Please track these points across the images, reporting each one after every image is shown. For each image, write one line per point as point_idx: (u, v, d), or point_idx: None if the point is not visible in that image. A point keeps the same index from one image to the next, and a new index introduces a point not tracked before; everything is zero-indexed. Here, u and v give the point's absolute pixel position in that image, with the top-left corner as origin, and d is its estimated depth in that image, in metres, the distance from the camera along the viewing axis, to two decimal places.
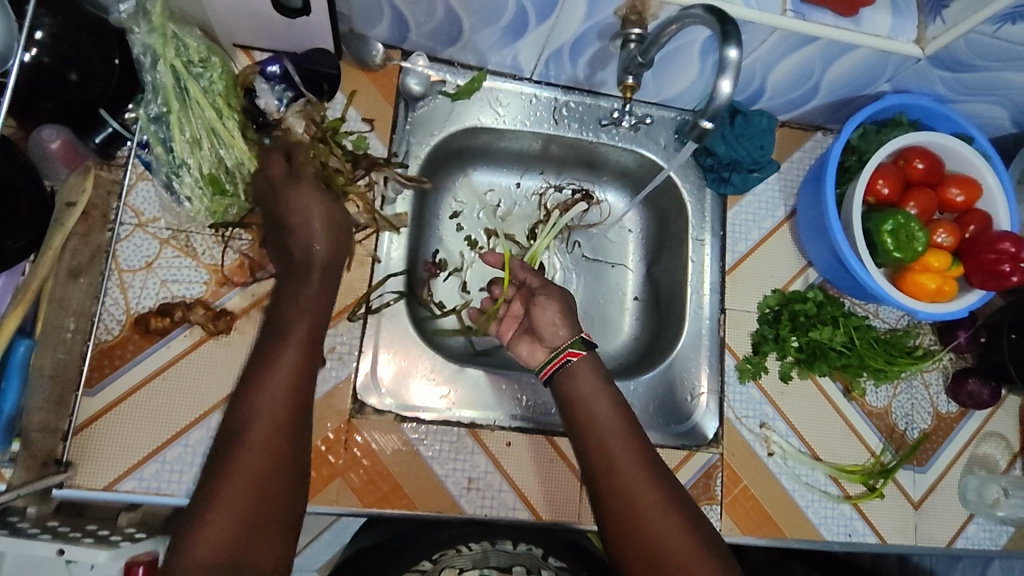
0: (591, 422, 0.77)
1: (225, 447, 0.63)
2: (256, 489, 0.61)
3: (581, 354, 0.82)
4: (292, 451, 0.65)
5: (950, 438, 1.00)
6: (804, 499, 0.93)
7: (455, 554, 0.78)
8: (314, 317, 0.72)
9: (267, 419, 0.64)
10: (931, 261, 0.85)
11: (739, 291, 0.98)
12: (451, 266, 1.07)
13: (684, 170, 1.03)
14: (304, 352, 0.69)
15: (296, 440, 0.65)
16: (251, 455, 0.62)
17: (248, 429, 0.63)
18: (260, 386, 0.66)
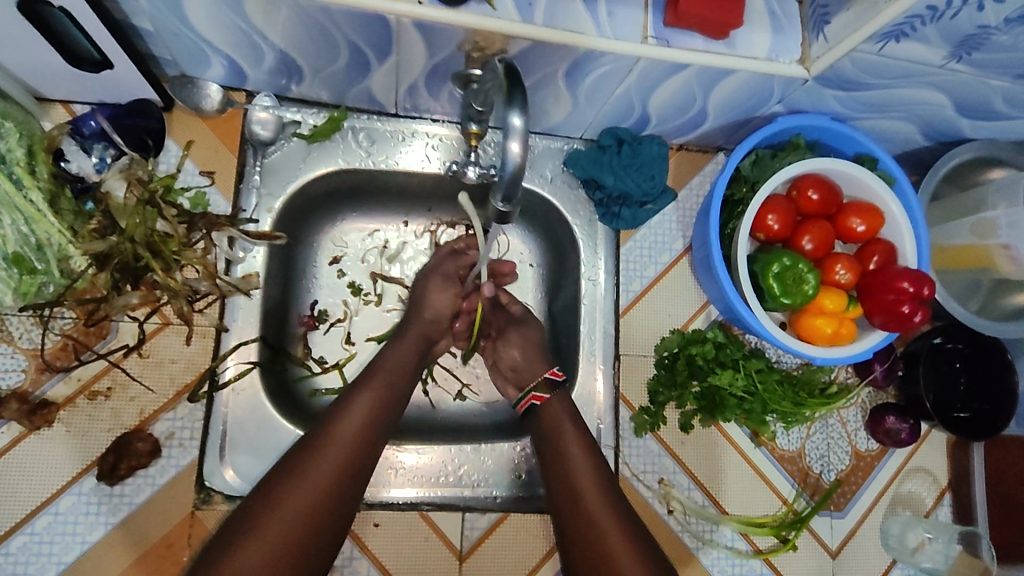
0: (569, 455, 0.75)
1: (280, 474, 0.64)
2: (304, 518, 0.61)
3: (545, 397, 0.81)
4: (350, 487, 0.65)
5: (869, 479, 0.92)
6: (709, 558, 0.87)
7: None
8: (396, 372, 0.76)
9: (335, 451, 0.65)
10: (825, 303, 0.78)
11: (634, 333, 0.92)
12: (332, 317, 0.95)
13: (575, 203, 0.94)
14: (381, 400, 0.71)
15: (356, 477, 0.66)
16: (310, 483, 0.63)
17: (313, 457, 0.64)
18: (333, 421, 0.68)
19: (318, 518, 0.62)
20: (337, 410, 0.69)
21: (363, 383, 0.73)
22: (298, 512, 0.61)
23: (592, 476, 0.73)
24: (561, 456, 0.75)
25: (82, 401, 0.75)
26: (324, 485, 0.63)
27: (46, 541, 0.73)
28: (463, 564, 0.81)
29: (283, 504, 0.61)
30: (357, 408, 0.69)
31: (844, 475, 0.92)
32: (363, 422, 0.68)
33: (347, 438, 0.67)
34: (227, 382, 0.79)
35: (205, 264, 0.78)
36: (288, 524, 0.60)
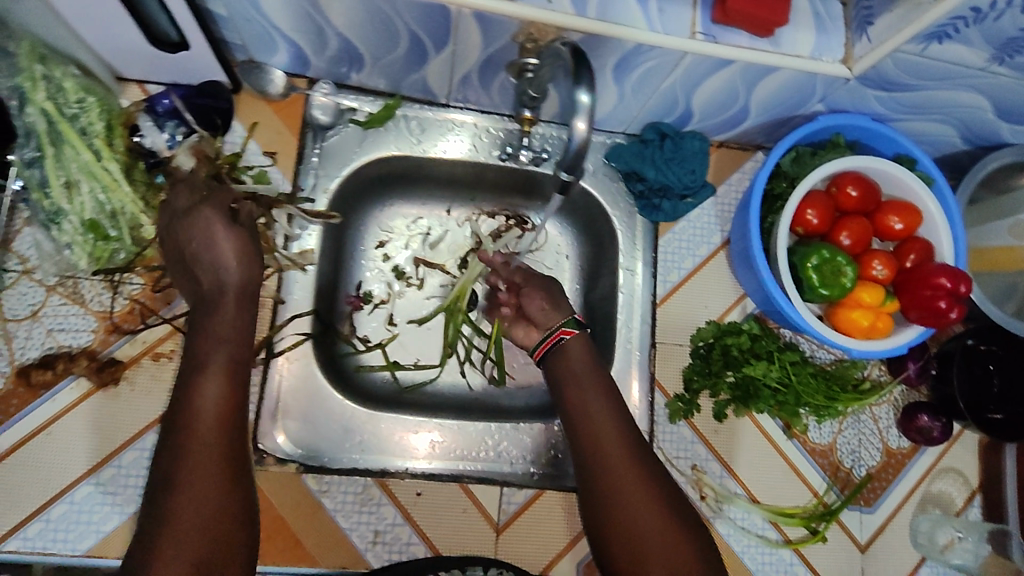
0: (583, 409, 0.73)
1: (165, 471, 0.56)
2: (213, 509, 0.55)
3: (573, 333, 0.79)
4: (238, 456, 0.59)
5: (901, 476, 0.93)
6: (739, 545, 0.88)
7: None
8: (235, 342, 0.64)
9: (205, 441, 0.58)
10: (863, 296, 0.79)
11: (670, 324, 0.94)
12: (377, 299, 1.00)
13: (615, 195, 0.97)
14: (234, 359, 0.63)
15: (239, 449, 0.60)
16: (194, 481, 0.55)
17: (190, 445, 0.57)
18: (189, 422, 0.58)
19: (226, 498, 0.56)
20: (188, 386, 0.61)
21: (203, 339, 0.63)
22: (195, 538, 0.54)
23: (620, 447, 0.70)
24: (580, 422, 0.72)
25: (146, 362, 0.79)
26: (212, 466, 0.57)
27: (109, 492, 0.77)
28: (500, 536, 0.84)
29: (179, 503, 0.54)
30: (208, 411, 0.59)
31: (875, 471, 0.93)
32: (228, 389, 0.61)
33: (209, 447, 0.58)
34: (281, 352, 0.83)
35: (266, 239, 0.83)
36: (200, 517, 0.54)
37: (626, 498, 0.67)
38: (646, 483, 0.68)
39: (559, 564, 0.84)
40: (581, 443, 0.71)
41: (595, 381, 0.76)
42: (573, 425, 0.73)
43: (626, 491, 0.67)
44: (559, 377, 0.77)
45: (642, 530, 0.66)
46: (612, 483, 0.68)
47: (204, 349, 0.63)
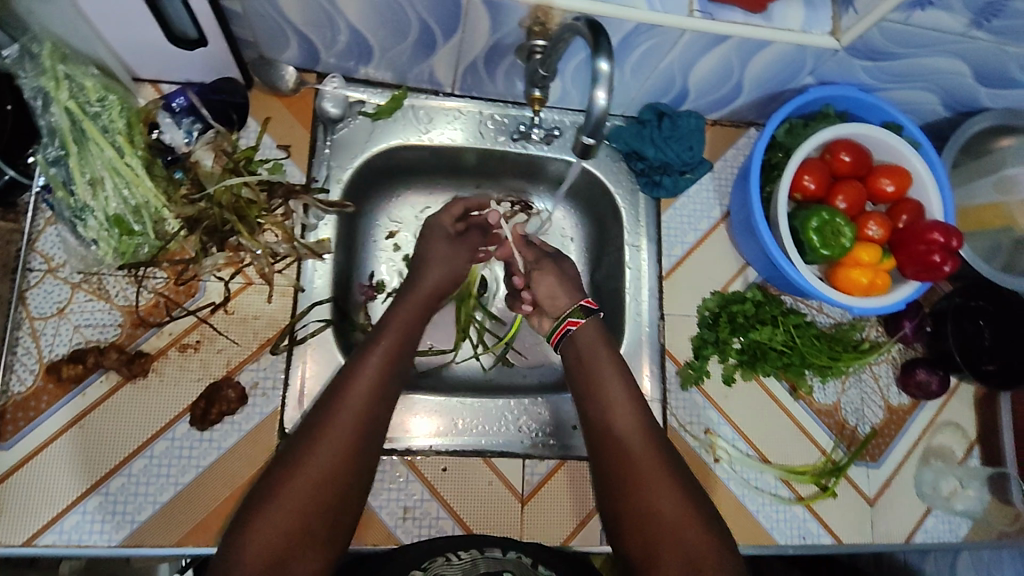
0: (593, 383, 0.80)
1: (298, 442, 0.66)
2: (319, 490, 0.63)
3: (581, 322, 0.85)
4: (366, 450, 0.68)
5: (903, 431, 0.97)
6: (754, 504, 0.91)
7: (444, 562, 0.70)
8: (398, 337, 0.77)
9: (348, 409, 0.68)
10: (861, 255, 0.83)
11: (677, 295, 0.97)
12: (389, 288, 1.02)
13: (617, 175, 1.00)
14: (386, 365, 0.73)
15: (371, 442, 0.68)
16: (330, 438, 0.66)
17: (325, 427, 0.67)
18: (343, 389, 0.70)
19: (351, 461, 0.66)
20: (350, 364, 0.73)
21: (370, 347, 0.75)
22: (311, 486, 0.63)
23: (634, 421, 0.76)
24: (605, 414, 0.77)
25: (173, 353, 0.81)
26: (339, 452, 0.65)
27: (142, 482, 0.78)
28: (525, 507, 0.86)
29: (295, 477, 0.63)
30: (360, 382, 0.71)
31: (879, 427, 0.97)
32: (371, 388, 0.70)
33: (354, 411, 0.68)
34: (304, 339, 0.84)
35: (284, 229, 0.85)
36: (315, 483, 0.63)
37: (643, 487, 0.70)
38: (665, 474, 0.71)
39: (583, 531, 0.86)
40: (600, 435, 0.76)
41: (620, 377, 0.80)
42: (596, 420, 0.78)
43: (646, 484, 0.70)
44: (571, 356, 0.84)
45: (658, 521, 0.68)
46: (632, 473, 0.71)
47: (367, 345, 0.76)
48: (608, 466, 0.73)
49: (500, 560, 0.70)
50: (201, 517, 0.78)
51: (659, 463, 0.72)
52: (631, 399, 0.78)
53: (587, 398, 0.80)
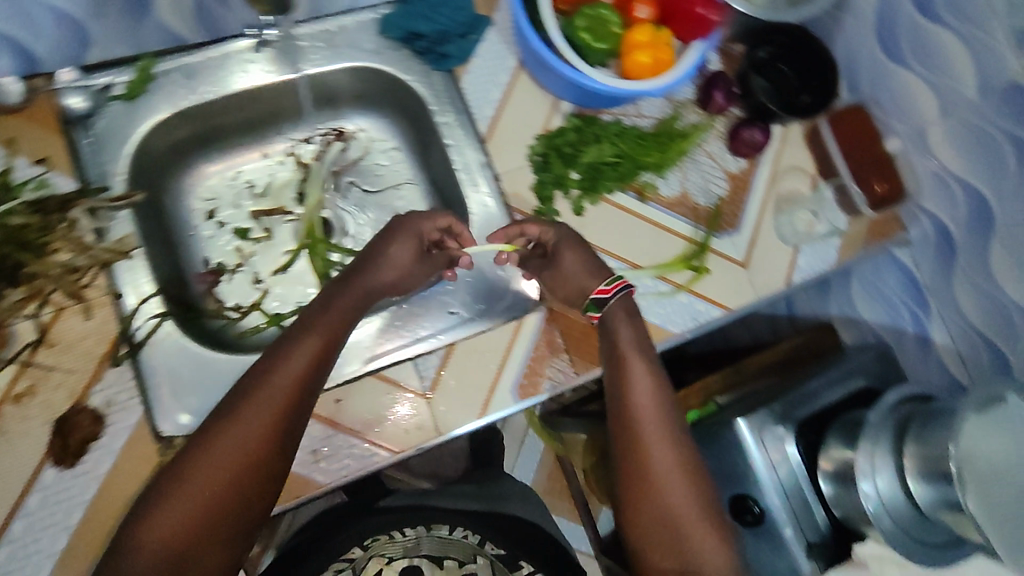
0: (623, 358, 0.83)
1: (221, 417, 0.72)
2: (237, 466, 0.70)
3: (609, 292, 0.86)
4: (292, 424, 0.73)
5: (750, 191, 1.02)
6: (642, 308, 0.94)
7: (387, 541, 1.01)
8: (331, 323, 0.79)
9: (266, 399, 0.72)
10: (638, 37, 0.84)
11: (504, 151, 0.96)
12: (231, 266, 0.99)
13: (405, 63, 0.97)
14: (317, 357, 0.76)
15: (297, 415, 0.74)
16: (241, 425, 0.71)
17: (243, 406, 0.72)
18: (266, 376, 0.74)
19: (264, 444, 0.71)
20: (290, 337, 0.77)
21: (300, 338, 0.77)
22: (216, 481, 0.69)
23: (654, 417, 0.83)
24: (629, 423, 0.83)
25: (9, 407, 0.75)
26: (266, 427, 0.71)
27: (30, 541, 0.73)
28: (431, 401, 0.86)
29: (218, 450, 0.70)
30: (294, 359, 0.75)
31: (727, 196, 1.01)
32: (299, 371, 0.74)
33: (282, 387, 0.73)
34: (144, 339, 0.81)
35: (75, 240, 0.80)
36: (222, 469, 0.69)
37: (660, 512, 0.81)
38: (689, 479, 0.82)
39: (494, 399, 0.87)
40: (622, 426, 0.84)
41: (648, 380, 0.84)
42: (621, 425, 0.84)
43: (668, 513, 0.81)
44: (606, 342, 0.86)
45: (682, 537, 0.80)
46: (646, 487, 0.81)
47: (298, 332, 0.78)
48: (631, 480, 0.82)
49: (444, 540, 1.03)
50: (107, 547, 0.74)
51: (686, 490, 0.81)
52: (646, 370, 0.84)
53: (613, 381, 0.84)
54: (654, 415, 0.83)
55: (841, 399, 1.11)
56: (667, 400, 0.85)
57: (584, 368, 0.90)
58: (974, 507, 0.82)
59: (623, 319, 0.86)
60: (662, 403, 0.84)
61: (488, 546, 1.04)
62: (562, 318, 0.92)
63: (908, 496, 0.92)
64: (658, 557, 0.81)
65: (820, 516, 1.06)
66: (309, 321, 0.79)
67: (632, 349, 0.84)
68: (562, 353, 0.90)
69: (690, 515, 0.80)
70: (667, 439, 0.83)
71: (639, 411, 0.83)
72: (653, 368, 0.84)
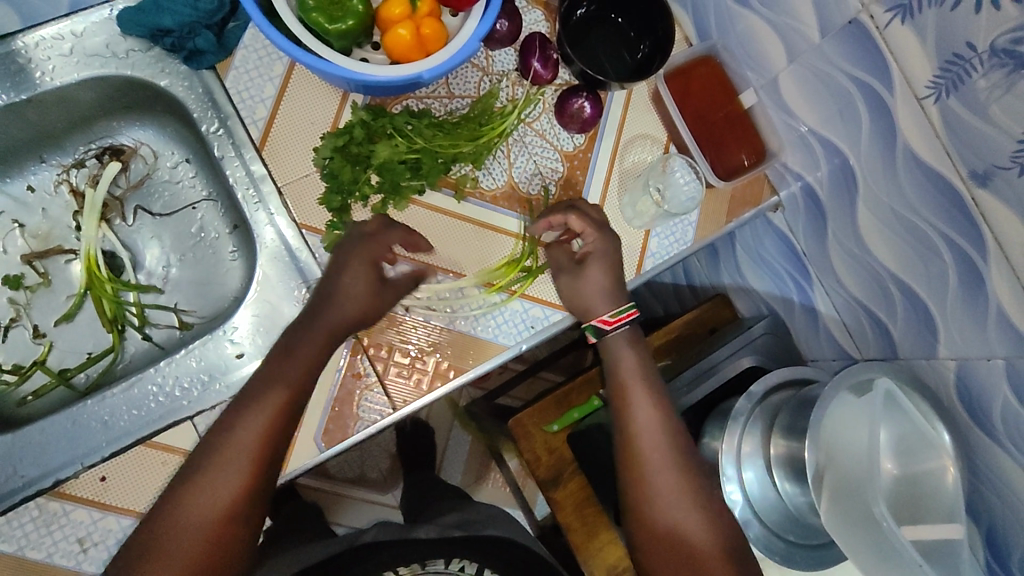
0: (623, 397, 0.80)
1: (194, 474, 0.67)
2: (206, 541, 0.65)
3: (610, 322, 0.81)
4: (249, 507, 0.68)
5: (590, 171, 0.89)
6: (466, 323, 0.82)
7: None
8: (303, 369, 0.72)
9: (229, 473, 0.67)
10: (392, 10, 0.69)
11: (284, 159, 0.81)
12: (5, 321, 0.87)
13: (158, 65, 0.82)
14: (275, 425, 0.69)
15: (257, 490, 0.68)
16: (198, 508, 0.65)
17: (215, 465, 0.67)
18: (228, 440, 0.68)
19: (218, 525, 0.66)
20: (244, 397, 0.71)
21: (255, 400, 0.70)
22: None
23: (662, 457, 0.77)
24: (634, 447, 0.78)
25: None
26: (233, 497, 0.67)
27: None
28: None
29: (194, 516, 0.65)
30: (250, 427, 0.68)
31: (563, 181, 0.88)
32: (260, 438, 0.68)
33: (245, 460, 0.68)
34: None
35: None
36: (183, 555, 0.65)
37: (659, 536, 0.76)
38: (691, 499, 0.76)
39: (295, 451, 0.77)
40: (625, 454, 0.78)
41: (649, 412, 0.79)
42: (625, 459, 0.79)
43: (674, 532, 0.75)
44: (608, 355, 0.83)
45: (688, 556, 0.74)
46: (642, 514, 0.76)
47: (253, 394, 0.70)
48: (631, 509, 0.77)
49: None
50: None
51: (686, 504, 0.75)
52: (658, 416, 0.79)
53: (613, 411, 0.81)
54: (656, 455, 0.77)
55: (722, 386, 1.01)
56: (677, 428, 0.79)
57: (403, 401, 0.80)
58: (827, 520, 0.74)
59: (626, 350, 0.83)
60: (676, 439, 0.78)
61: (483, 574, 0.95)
62: (373, 347, 0.80)
63: (781, 498, 0.82)
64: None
65: None
66: (264, 385, 0.71)
67: (635, 376, 0.81)
68: (375, 386, 0.80)
69: (694, 539, 0.74)
70: (664, 466, 0.77)
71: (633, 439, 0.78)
72: (649, 393, 0.80)
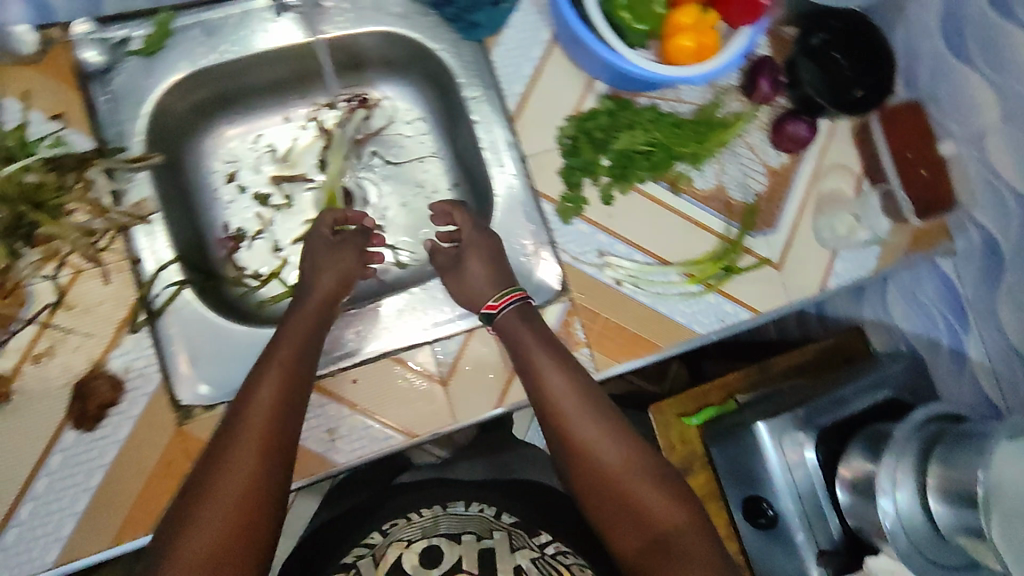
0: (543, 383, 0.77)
1: (202, 482, 0.65)
2: (230, 515, 0.63)
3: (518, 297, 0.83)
4: (280, 460, 0.68)
5: (791, 190, 0.97)
6: (667, 306, 0.91)
7: (405, 523, 0.87)
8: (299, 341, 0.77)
9: (252, 432, 0.67)
10: (682, 19, 0.77)
11: (533, 133, 0.92)
12: (252, 232, 0.98)
13: (434, 31, 0.92)
14: (284, 382, 0.72)
15: (283, 447, 0.69)
16: (233, 463, 0.65)
17: (229, 458, 0.66)
18: (247, 403, 0.70)
19: (258, 467, 0.66)
20: (257, 371, 0.74)
21: (264, 368, 0.74)
22: (207, 543, 0.61)
23: (604, 426, 0.76)
24: (551, 405, 0.76)
25: (29, 367, 0.76)
26: (240, 483, 0.64)
27: (53, 498, 0.75)
28: (449, 386, 0.85)
29: (219, 484, 0.64)
30: (264, 386, 0.72)
31: (766, 193, 0.96)
32: (273, 398, 0.71)
33: (263, 425, 0.69)
34: (161, 308, 0.80)
35: (92, 203, 0.78)
36: (224, 506, 0.63)
37: (602, 497, 0.73)
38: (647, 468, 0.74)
39: (513, 390, 0.85)
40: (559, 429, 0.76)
41: (564, 381, 0.77)
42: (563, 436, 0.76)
43: (615, 484, 0.73)
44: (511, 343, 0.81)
45: (636, 505, 0.72)
46: (607, 483, 0.73)
47: (259, 369, 0.74)
48: (578, 467, 0.75)
49: (463, 518, 0.88)
50: (128, 508, 0.76)
51: (624, 448, 0.75)
52: (579, 384, 0.77)
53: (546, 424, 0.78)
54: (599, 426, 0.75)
55: (873, 409, 1.05)
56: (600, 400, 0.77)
57: (605, 365, 0.89)
58: (1001, 542, 0.76)
59: (547, 362, 0.78)
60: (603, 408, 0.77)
61: (505, 516, 0.89)
62: (586, 313, 0.90)
63: (930, 517, 0.89)
64: (625, 542, 0.72)
65: (834, 525, 1.02)
66: (275, 355, 0.75)
67: (537, 347, 0.79)
68: (583, 346, 0.89)
69: (662, 509, 0.71)
70: (602, 441, 0.74)
71: (565, 414, 0.75)
72: (550, 361, 0.78)
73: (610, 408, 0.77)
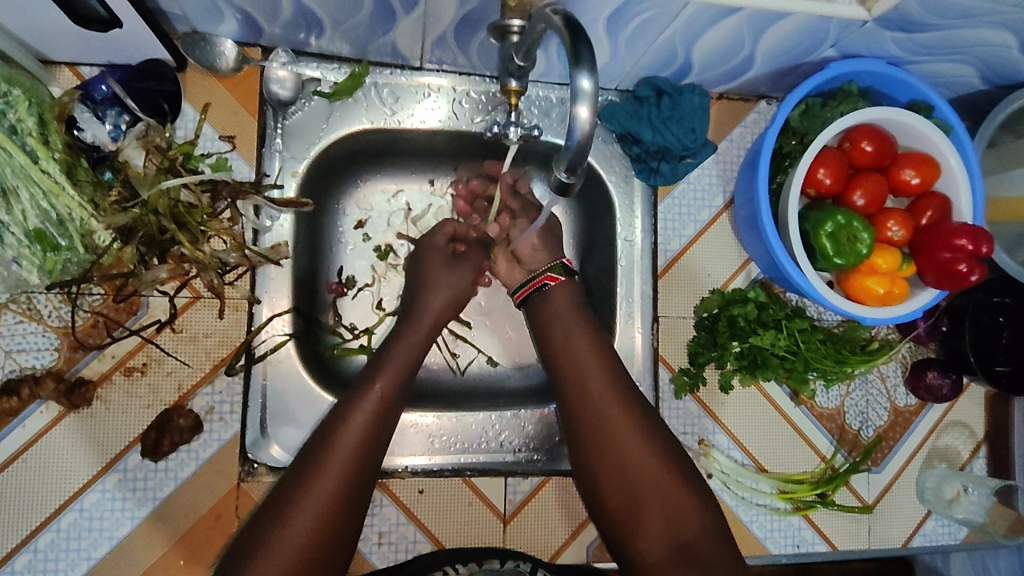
0: (574, 368, 0.73)
1: (302, 469, 0.63)
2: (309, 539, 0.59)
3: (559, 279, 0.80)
4: (363, 488, 0.64)
5: (908, 433, 0.93)
6: (748, 514, 0.87)
7: None
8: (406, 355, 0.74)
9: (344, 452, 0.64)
10: (879, 262, 0.75)
11: (671, 296, 0.89)
12: (360, 282, 0.91)
13: (610, 159, 0.89)
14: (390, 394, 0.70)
15: (369, 476, 0.65)
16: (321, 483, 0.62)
17: (320, 465, 0.63)
18: (341, 421, 0.66)
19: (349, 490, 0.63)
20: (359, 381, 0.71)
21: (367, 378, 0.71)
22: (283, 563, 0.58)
23: (632, 421, 0.69)
24: (582, 378, 0.72)
25: (118, 378, 0.74)
26: (345, 482, 0.63)
27: (96, 516, 0.73)
28: (508, 527, 0.83)
29: (307, 500, 0.61)
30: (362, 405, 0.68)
31: (883, 430, 0.92)
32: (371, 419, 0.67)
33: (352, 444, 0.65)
34: (262, 356, 0.77)
35: (233, 236, 0.76)
36: (305, 527, 0.60)
37: (621, 447, 0.68)
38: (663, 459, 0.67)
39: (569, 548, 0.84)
40: (586, 416, 0.70)
41: (597, 356, 0.73)
42: (591, 436, 0.69)
43: (634, 483, 0.66)
44: (550, 328, 0.77)
45: (637, 490, 0.66)
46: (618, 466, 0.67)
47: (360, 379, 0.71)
48: (587, 449, 0.69)
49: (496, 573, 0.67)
50: (165, 548, 0.74)
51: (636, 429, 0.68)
52: (620, 393, 0.70)
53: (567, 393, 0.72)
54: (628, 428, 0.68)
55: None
56: (638, 401, 0.71)
57: None
58: None
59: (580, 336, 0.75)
60: (632, 407, 0.70)
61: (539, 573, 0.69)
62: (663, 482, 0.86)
63: None
64: (634, 534, 0.65)
65: None
66: (381, 360, 0.73)
67: (579, 333, 0.75)
68: None
69: (676, 499, 0.66)
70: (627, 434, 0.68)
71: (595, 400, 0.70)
72: (580, 342, 0.74)
73: (643, 406, 0.71)
